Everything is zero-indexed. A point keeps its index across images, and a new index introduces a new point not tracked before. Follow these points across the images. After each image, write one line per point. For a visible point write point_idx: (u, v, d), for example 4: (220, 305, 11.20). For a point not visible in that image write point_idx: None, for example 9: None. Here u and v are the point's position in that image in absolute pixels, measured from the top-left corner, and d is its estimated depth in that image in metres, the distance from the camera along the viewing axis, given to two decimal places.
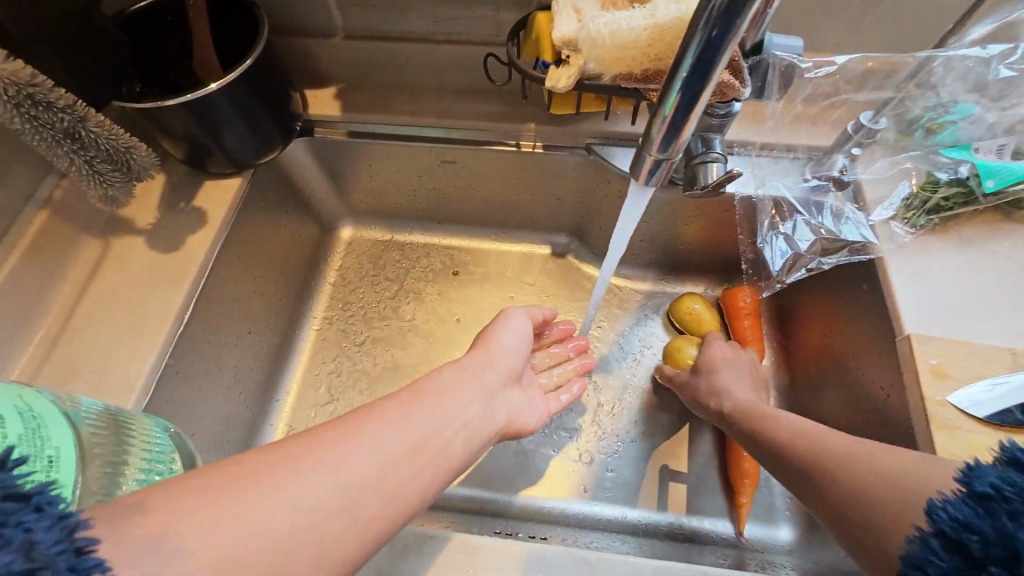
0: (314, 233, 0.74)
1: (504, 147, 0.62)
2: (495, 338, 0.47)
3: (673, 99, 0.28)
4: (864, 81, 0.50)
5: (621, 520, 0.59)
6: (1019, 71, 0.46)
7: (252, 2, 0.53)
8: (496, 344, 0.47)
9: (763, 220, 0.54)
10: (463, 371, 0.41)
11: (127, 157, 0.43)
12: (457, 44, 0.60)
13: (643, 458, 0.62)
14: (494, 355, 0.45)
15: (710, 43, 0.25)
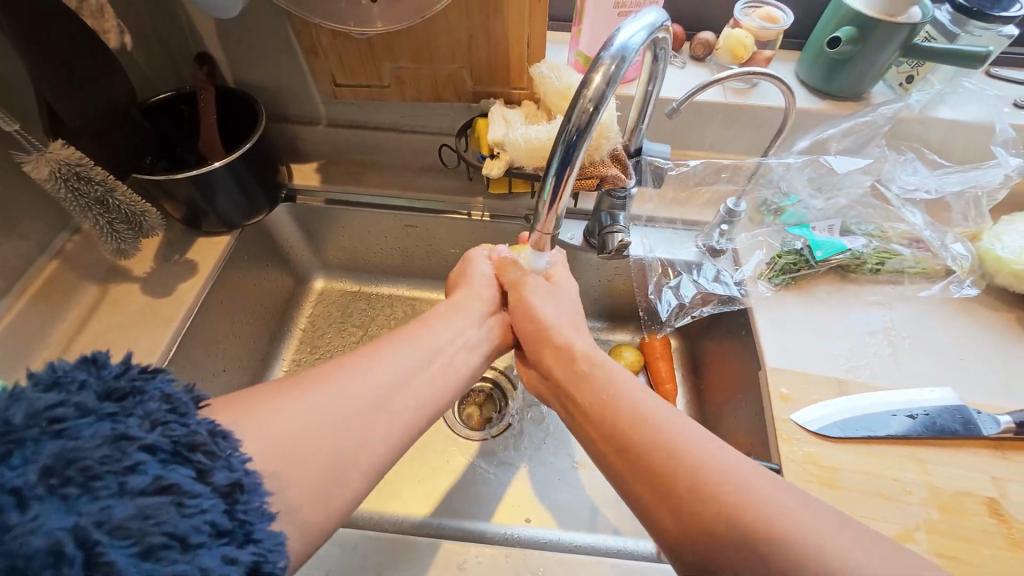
0: (290, 284, 0.83)
1: (457, 216, 0.76)
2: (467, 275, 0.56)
3: (550, 179, 0.39)
4: (719, 175, 0.67)
5: (556, 543, 0.65)
6: (818, 173, 0.64)
7: (254, 98, 0.67)
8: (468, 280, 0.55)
9: (653, 278, 0.67)
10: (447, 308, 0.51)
11: (141, 219, 0.52)
12: (419, 134, 0.74)
13: (575, 485, 0.71)
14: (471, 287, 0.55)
15: (569, 144, 0.36)
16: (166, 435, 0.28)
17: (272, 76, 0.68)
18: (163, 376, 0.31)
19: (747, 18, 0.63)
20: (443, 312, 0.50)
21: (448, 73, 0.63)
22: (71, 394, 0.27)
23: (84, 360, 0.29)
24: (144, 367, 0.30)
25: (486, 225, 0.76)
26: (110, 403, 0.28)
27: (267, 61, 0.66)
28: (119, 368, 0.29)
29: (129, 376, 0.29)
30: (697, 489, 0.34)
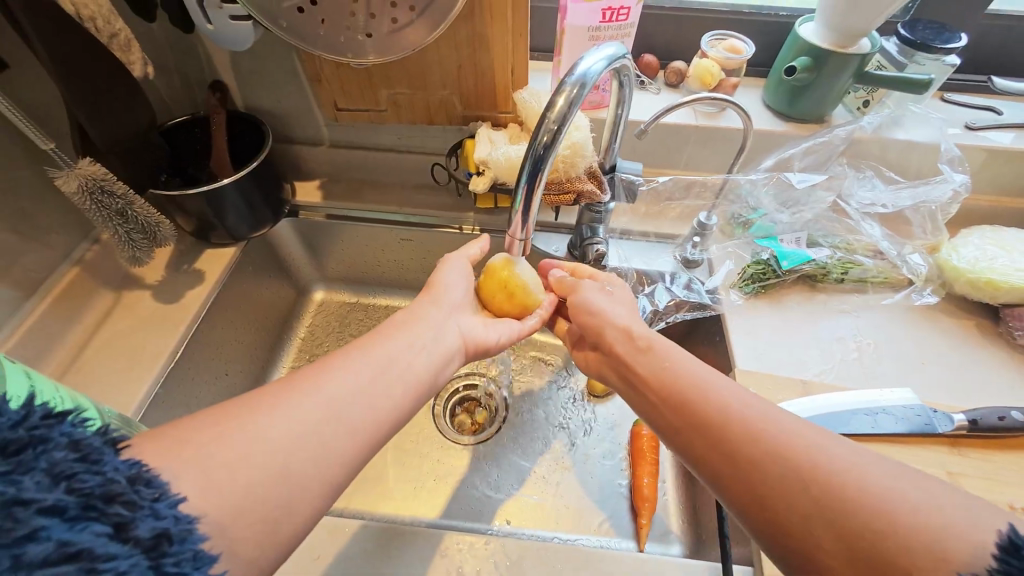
0: (291, 295, 0.88)
1: (449, 230, 0.81)
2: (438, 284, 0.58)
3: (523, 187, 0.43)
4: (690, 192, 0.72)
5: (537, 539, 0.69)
6: (788, 189, 0.69)
7: (261, 122, 0.72)
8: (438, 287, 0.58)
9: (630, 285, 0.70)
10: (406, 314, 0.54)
11: (156, 230, 0.57)
12: (414, 154, 0.79)
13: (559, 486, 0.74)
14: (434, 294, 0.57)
15: (538, 156, 0.41)
16: (72, 491, 0.27)
17: (279, 100, 0.74)
18: (70, 421, 0.29)
19: (713, 49, 0.69)
20: (395, 320, 0.53)
21: (440, 99, 0.69)
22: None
23: None
24: (49, 411, 0.28)
25: (476, 239, 0.81)
26: (4, 460, 0.26)
27: (275, 87, 0.72)
28: (16, 415, 0.27)
29: (31, 425, 0.27)
30: (749, 439, 0.37)
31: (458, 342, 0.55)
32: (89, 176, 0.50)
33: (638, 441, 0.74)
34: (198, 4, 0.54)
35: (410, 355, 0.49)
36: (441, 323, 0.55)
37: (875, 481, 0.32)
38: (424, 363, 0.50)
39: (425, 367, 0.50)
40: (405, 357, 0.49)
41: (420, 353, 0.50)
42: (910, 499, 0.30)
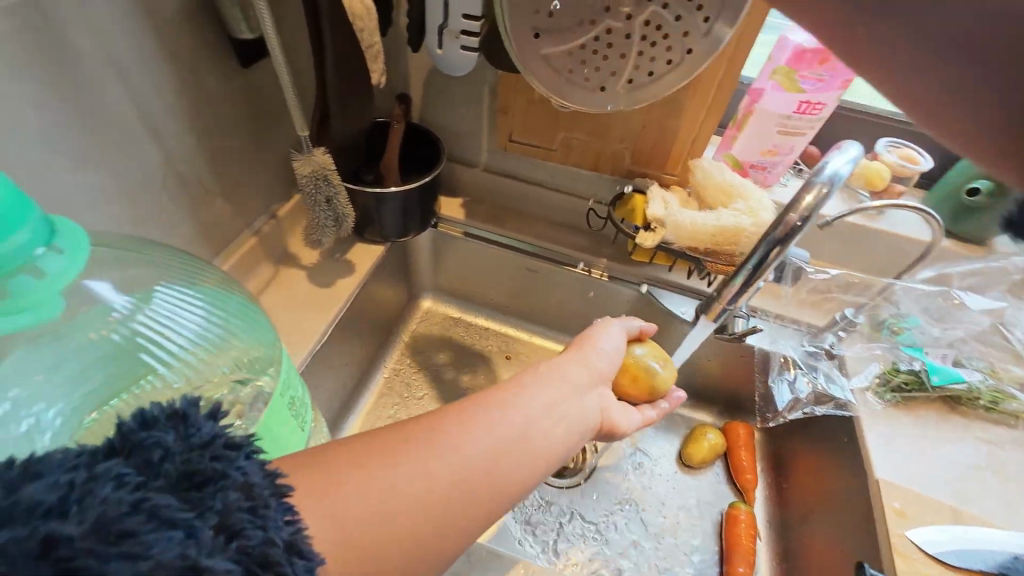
0: (405, 299, 0.91)
1: (578, 271, 0.82)
2: (590, 343, 0.53)
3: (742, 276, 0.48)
4: (848, 288, 0.72)
5: None
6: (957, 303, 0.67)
7: (437, 138, 0.76)
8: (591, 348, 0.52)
9: (776, 366, 0.73)
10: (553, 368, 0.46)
11: (347, 219, 0.61)
12: (562, 192, 0.82)
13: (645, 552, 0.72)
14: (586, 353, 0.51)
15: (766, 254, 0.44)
16: (240, 547, 0.23)
17: (455, 119, 0.79)
18: (244, 448, 0.27)
19: (888, 154, 0.71)
20: (541, 371, 0.45)
21: (613, 151, 0.72)
22: (151, 471, 0.24)
23: (173, 418, 0.27)
24: (231, 440, 0.27)
25: (603, 285, 0.82)
26: (189, 495, 0.24)
27: (457, 108, 0.77)
28: (203, 438, 0.26)
29: (210, 450, 0.26)
30: None
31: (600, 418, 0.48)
32: (320, 164, 0.54)
33: (734, 527, 0.71)
34: (437, 31, 0.59)
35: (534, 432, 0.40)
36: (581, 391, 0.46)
37: None
38: (553, 441, 0.41)
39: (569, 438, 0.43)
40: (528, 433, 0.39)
41: (560, 424, 0.42)
42: None
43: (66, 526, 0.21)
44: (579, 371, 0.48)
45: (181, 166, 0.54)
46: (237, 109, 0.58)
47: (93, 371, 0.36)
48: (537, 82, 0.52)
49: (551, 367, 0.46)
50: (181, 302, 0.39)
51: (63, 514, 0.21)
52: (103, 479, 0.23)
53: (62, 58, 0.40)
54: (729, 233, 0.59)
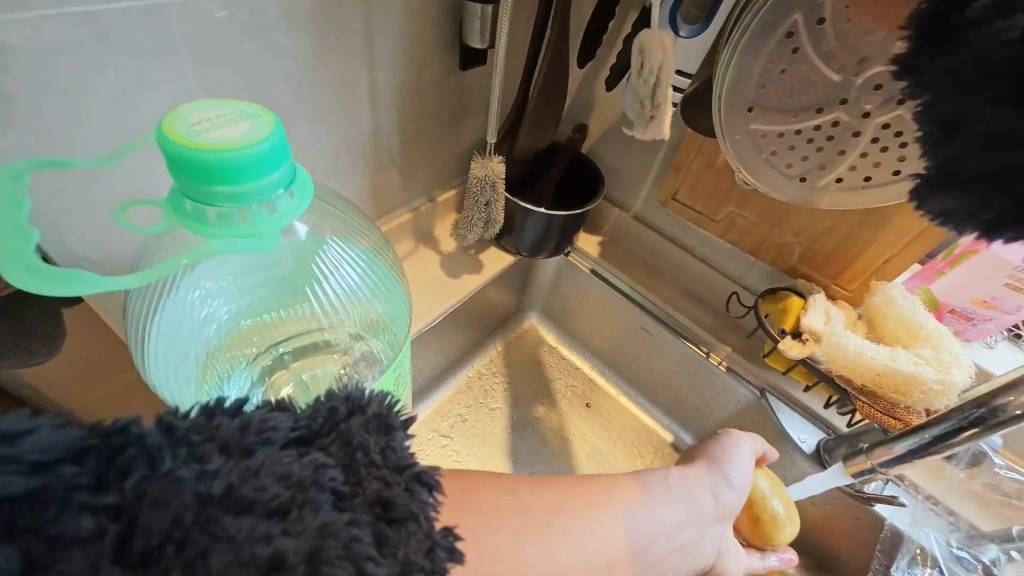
0: (512, 311, 0.92)
1: (695, 349, 0.75)
2: (723, 465, 0.50)
3: (911, 440, 0.47)
4: None
5: None
6: None
7: (599, 174, 0.77)
8: (723, 471, 0.50)
9: (904, 553, 0.61)
10: (681, 482, 0.46)
11: (495, 223, 0.66)
12: (706, 265, 0.77)
13: None
14: (714, 476, 0.49)
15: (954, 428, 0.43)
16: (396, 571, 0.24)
17: (623, 160, 0.79)
18: (428, 487, 0.28)
19: None
20: (668, 482, 0.46)
21: (781, 242, 0.66)
22: (352, 480, 0.26)
23: (381, 425, 0.29)
24: (419, 478, 0.27)
25: (717, 374, 0.74)
26: (381, 518, 0.25)
27: (630, 151, 0.77)
28: (400, 461, 0.28)
29: (403, 480, 0.27)
30: None
31: (711, 559, 0.46)
32: (495, 173, 0.61)
33: None
34: (644, 77, 0.59)
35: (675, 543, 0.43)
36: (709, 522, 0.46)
37: None
38: (674, 565, 0.42)
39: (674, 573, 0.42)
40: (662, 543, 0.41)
41: (666, 553, 0.41)
42: None
43: (288, 539, 0.22)
44: (710, 496, 0.47)
45: (381, 138, 0.61)
46: (441, 102, 0.64)
47: (260, 288, 0.42)
48: (732, 151, 0.50)
49: (673, 479, 0.46)
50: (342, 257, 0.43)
51: (284, 516, 0.23)
52: (318, 486, 0.24)
53: (338, 31, 0.47)
54: (899, 379, 0.50)
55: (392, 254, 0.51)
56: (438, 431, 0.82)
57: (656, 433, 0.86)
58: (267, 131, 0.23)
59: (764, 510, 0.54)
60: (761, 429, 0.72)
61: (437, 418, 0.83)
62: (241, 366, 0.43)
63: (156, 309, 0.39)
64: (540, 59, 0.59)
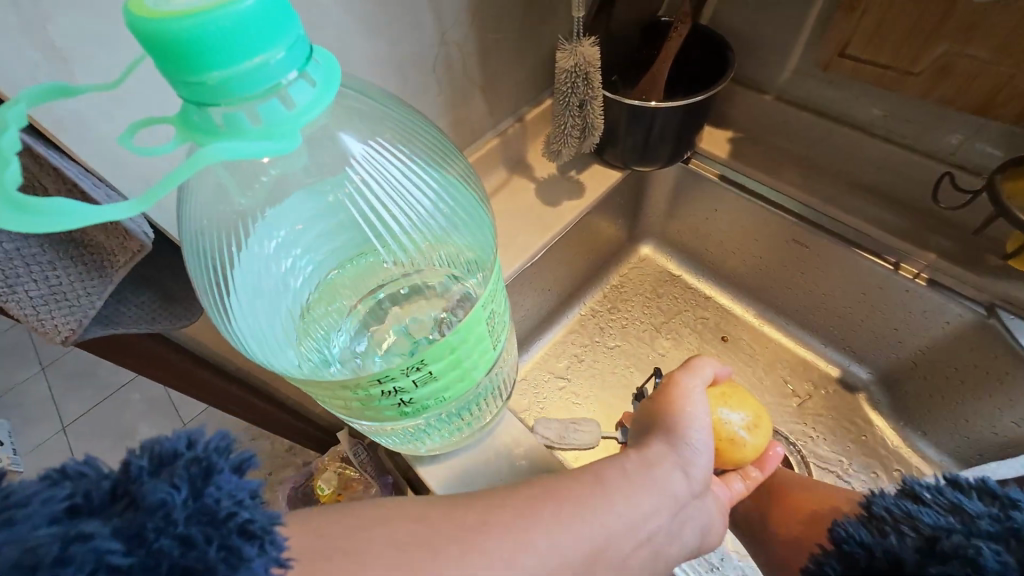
0: (623, 240, 0.80)
1: (878, 261, 0.57)
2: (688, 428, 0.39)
3: None
4: None
5: None
6: None
7: (727, 45, 0.59)
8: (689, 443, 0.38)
9: None
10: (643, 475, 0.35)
11: (593, 129, 0.55)
12: (894, 146, 0.57)
13: None
14: (683, 454, 0.38)
15: None
16: None
17: (762, 20, 0.59)
18: (259, 539, 0.22)
19: None
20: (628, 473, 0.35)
21: None
22: (138, 551, 0.20)
23: (194, 469, 0.23)
24: (243, 528, 0.22)
25: (913, 290, 0.56)
26: None
27: (770, 5, 0.58)
28: (222, 510, 0.22)
29: (218, 536, 0.21)
30: None
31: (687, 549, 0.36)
32: (587, 59, 0.49)
33: None
34: None
35: (654, 527, 0.33)
36: (684, 505, 0.36)
37: None
38: (637, 565, 0.32)
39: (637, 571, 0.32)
40: (631, 528, 0.32)
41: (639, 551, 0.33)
42: None
43: None
44: (679, 477, 0.36)
45: (454, 47, 0.52)
46: None
47: (340, 235, 0.39)
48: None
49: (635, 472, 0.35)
50: (415, 184, 0.38)
51: None
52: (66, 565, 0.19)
53: None
54: None
55: (481, 185, 0.44)
56: (553, 373, 0.77)
57: (818, 370, 0.70)
58: None
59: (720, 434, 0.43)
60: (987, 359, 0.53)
61: (550, 360, 0.78)
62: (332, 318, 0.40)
63: (235, 266, 0.36)
64: None
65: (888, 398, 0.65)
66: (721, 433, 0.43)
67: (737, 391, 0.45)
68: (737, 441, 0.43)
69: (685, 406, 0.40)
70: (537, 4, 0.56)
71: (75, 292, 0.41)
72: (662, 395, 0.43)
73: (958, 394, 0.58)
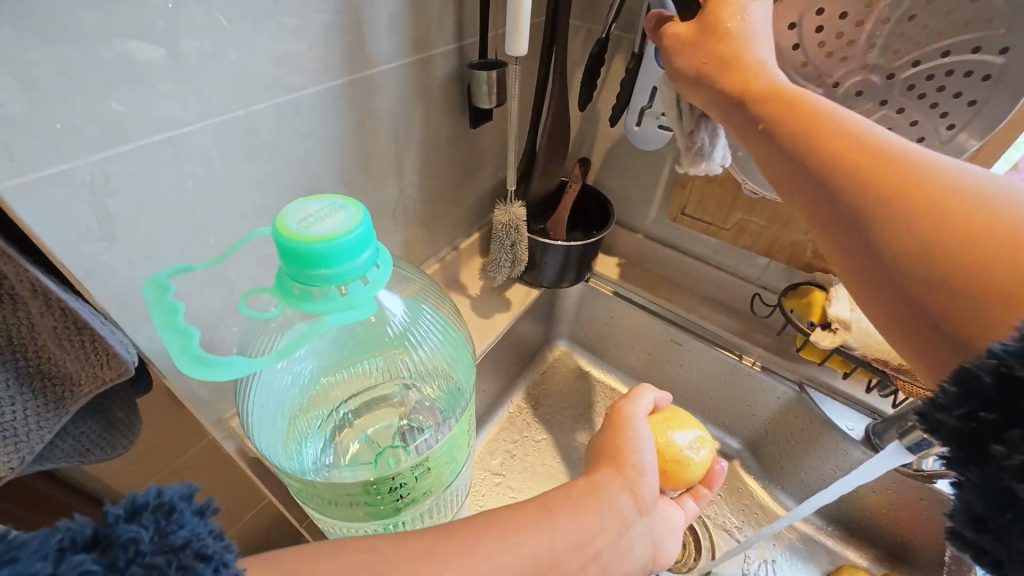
0: (541, 343, 0.94)
1: (728, 353, 0.78)
2: (633, 452, 0.48)
3: None
4: None
5: None
6: None
7: (608, 202, 0.82)
8: (632, 462, 0.47)
9: None
10: (583, 500, 0.42)
11: (519, 262, 0.71)
12: (724, 272, 0.81)
13: None
14: (626, 474, 0.46)
15: None
16: None
17: (629, 186, 0.84)
18: (212, 562, 0.25)
19: None
20: (573, 497, 0.42)
21: (793, 240, 0.70)
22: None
23: (158, 507, 0.26)
24: (202, 551, 0.26)
25: (753, 374, 0.76)
26: None
27: (633, 177, 0.82)
28: (181, 538, 0.26)
29: (177, 560, 0.25)
30: (901, 173, 0.33)
31: (642, 558, 0.44)
32: (515, 214, 0.66)
33: None
34: (639, 111, 0.65)
35: (601, 544, 0.40)
36: (632, 523, 0.44)
37: (955, 174, 0.32)
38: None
39: None
40: (578, 550, 0.38)
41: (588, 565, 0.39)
42: (949, 178, 0.32)
43: None
44: (626, 498, 0.44)
45: (408, 199, 0.66)
46: (456, 159, 0.70)
47: (336, 349, 0.46)
48: (733, 164, 0.58)
49: (579, 491, 0.43)
50: (414, 315, 0.47)
51: None
52: None
53: (369, 115, 0.53)
54: None
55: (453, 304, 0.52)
56: (489, 469, 0.83)
57: None
58: (358, 216, 0.28)
59: (670, 455, 0.58)
60: (809, 424, 0.73)
61: (485, 456, 0.84)
62: (319, 421, 0.46)
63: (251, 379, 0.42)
64: (543, 110, 0.65)
65: (754, 461, 0.83)
66: (669, 455, 0.58)
67: (675, 412, 0.60)
68: (682, 460, 0.58)
69: (629, 433, 0.50)
70: (471, 168, 0.74)
71: (26, 426, 0.38)
72: (612, 427, 0.52)
73: (795, 452, 0.77)
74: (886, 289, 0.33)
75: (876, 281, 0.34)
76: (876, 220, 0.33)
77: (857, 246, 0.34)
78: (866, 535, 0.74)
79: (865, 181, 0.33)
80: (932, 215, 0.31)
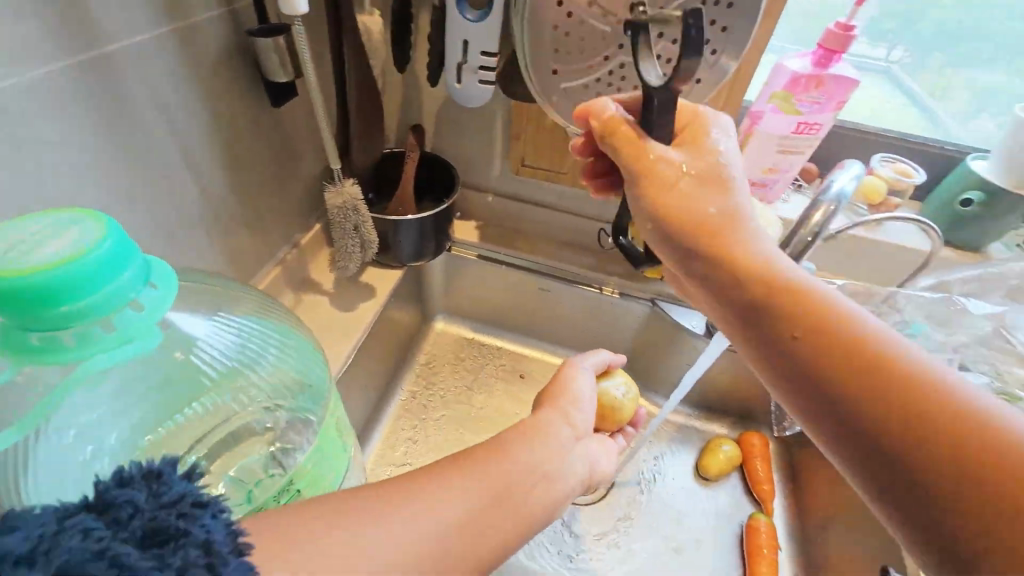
0: (417, 323, 0.93)
1: (588, 288, 0.84)
2: (567, 388, 0.51)
3: None
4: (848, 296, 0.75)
5: None
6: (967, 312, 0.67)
7: (450, 166, 0.80)
8: (568, 394, 0.50)
9: None
10: (529, 429, 0.43)
11: (370, 247, 0.66)
12: (571, 215, 0.86)
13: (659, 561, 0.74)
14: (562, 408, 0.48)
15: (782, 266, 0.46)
16: None
17: (468, 147, 0.83)
18: None
19: (882, 168, 0.74)
20: (522, 427, 0.43)
21: None
22: None
23: None
24: None
25: (613, 302, 0.84)
26: None
27: (469, 137, 0.81)
28: None
29: None
30: (850, 361, 0.33)
31: (580, 478, 0.45)
32: (351, 195, 0.60)
33: (756, 536, 0.74)
34: (456, 67, 0.64)
35: (545, 466, 0.41)
36: (571, 447, 0.45)
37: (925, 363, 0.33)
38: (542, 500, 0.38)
39: (543, 503, 0.39)
40: (524, 473, 0.38)
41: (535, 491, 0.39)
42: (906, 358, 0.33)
43: None
44: (565, 427, 0.46)
45: (214, 199, 0.56)
46: (264, 145, 0.61)
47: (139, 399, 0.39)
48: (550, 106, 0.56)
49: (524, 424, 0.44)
50: (226, 326, 0.41)
51: None
52: None
53: (124, 104, 0.43)
54: None
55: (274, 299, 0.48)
56: (393, 462, 0.80)
57: None
58: (102, 233, 0.26)
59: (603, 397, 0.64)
60: (664, 332, 0.84)
61: (387, 452, 0.81)
62: None
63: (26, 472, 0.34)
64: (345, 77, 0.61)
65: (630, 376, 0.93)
66: (604, 399, 0.64)
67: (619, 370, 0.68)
68: (615, 402, 0.65)
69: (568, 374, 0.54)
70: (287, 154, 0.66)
71: None
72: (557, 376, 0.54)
73: (658, 359, 0.88)
74: (834, 436, 0.34)
75: (874, 465, 0.32)
76: (854, 406, 0.33)
77: (828, 410, 0.34)
78: (720, 408, 0.89)
79: (796, 337, 0.36)
80: (889, 399, 0.31)
